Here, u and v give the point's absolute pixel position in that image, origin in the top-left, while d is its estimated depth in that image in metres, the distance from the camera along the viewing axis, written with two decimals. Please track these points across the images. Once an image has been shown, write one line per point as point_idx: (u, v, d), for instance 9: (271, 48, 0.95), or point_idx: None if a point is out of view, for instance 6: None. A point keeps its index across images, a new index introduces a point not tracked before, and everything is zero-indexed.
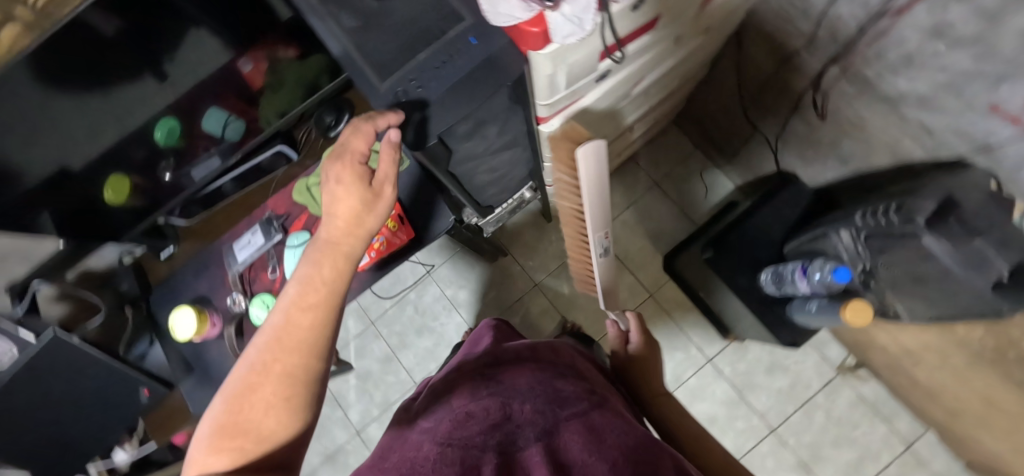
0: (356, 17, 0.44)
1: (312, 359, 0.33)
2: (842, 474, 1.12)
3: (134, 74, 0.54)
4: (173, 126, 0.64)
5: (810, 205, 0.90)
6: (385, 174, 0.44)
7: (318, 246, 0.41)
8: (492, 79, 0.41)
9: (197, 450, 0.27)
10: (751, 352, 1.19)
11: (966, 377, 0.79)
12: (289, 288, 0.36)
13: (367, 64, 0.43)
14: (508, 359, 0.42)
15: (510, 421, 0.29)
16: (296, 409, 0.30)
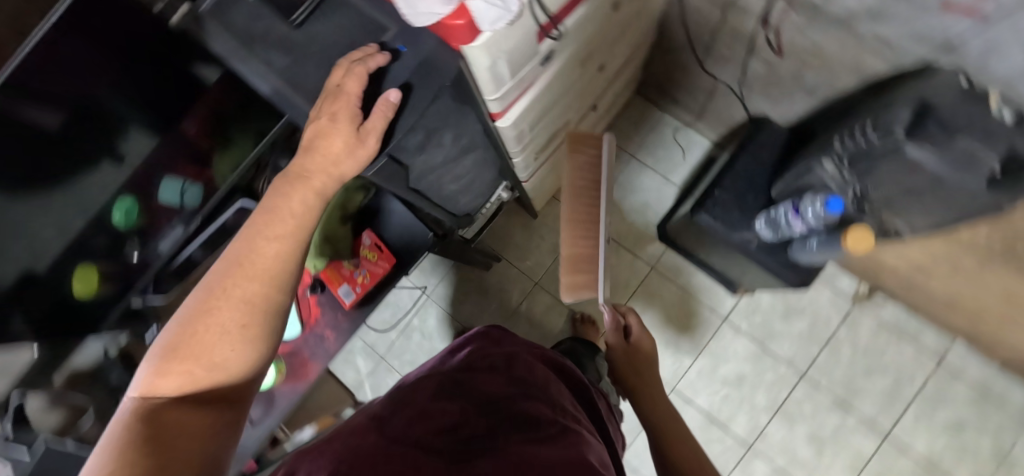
0: (280, 53, 0.42)
1: (270, 295, 0.35)
2: (881, 403, 1.10)
3: (82, 159, 0.51)
4: (130, 206, 0.60)
5: (788, 144, 0.88)
6: (374, 126, 0.39)
7: (283, 180, 0.41)
8: (429, 81, 0.39)
9: (155, 357, 0.31)
10: (764, 302, 1.17)
11: (981, 280, 0.77)
12: (253, 220, 0.38)
13: (302, 97, 0.42)
14: (481, 370, 0.39)
15: (463, 427, 0.26)
16: (249, 344, 0.33)
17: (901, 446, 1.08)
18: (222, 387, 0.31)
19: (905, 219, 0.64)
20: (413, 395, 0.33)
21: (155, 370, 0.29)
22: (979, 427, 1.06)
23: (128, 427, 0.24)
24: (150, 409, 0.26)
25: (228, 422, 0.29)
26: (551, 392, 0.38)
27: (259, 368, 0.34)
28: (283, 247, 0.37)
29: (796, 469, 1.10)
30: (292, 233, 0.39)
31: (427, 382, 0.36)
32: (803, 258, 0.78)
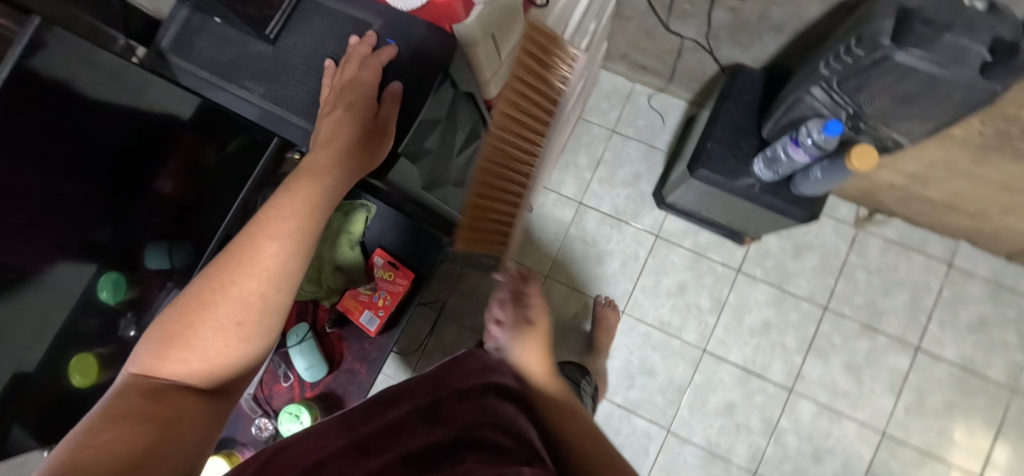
0: (261, 73, 0.45)
1: (274, 297, 0.36)
2: (905, 317, 1.12)
3: (66, 232, 0.44)
4: (119, 278, 0.53)
5: (766, 84, 0.89)
6: (388, 112, 0.41)
7: (299, 174, 0.40)
8: (423, 76, 0.42)
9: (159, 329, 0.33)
10: (772, 245, 1.18)
11: (978, 176, 0.79)
12: (266, 209, 0.38)
13: (294, 114, 0.45)
14: (461, 400, 0.40)
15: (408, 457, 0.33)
16: (244, 344, 0.35)
17: (933, 355, 1.10)
18: (214, 376, 0.34)
19: (901, 128, 0.64)
20: (387, 432, 0.35)
21: (159, 349, 0.32)
22: (1000, 321, 1.09)
23: (127, 403, 0.28)
24: (146, 392, 0.30)
25: (214, 413, 0.32)
26: (520, 421, 0.40)
27: (251, 360, 0.36)
28: (291, 249, 0.37)
29: (840, 402, 1.11)
30: (302, 233, 0.38)
31: (405, 413, 0.38)
32: (800, 190, 0.80)
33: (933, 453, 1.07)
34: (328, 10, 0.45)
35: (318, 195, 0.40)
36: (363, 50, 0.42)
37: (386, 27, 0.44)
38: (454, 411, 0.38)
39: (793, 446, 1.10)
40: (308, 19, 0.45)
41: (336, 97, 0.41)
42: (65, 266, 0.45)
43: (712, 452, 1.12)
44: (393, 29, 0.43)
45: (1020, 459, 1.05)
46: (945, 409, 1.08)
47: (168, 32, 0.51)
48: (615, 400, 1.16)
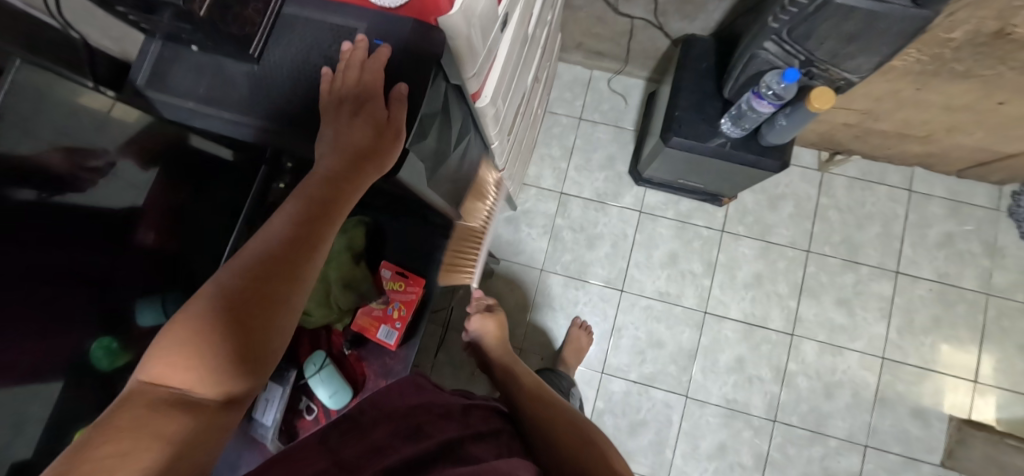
0: (250, 89, 0.44)
1: (286, 306, 0.34)
2: (880, 246, 1.19)
3: (61, 307, 0.39)
4: (113, 342, 0.47)
5: (718, 48, 0.94)
6: (396, 114, 0.39)
7: (316, 184, 0.38)
8: (416, 73, 0.40)
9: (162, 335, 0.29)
10: (749, 201, 1.23)
11: (922, 100, 0.86)
12: (283, 215, 0.36)
13: (288, 124, 0.44)
14: (432, 415, 0.50)
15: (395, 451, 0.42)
16: (254, 357, 0.31)
17: (911, 276, 1.17)
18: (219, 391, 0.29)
19: (850, 66, 0.69)
20: (366, 441, 0.45)
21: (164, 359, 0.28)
22: (963, 233, 1.18)
23: (124, 416, 0.25)
24: (148, 406, 0.26)
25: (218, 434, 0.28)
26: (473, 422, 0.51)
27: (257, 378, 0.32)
28: (308, 255, 0.36)
29: (837, 336, 1.16)
30: (319, 240, 0.37)
31: (382, 426, 0.47)
32: (767, 141, 0.84)
33: (929, 367, 1.14)
34: (306, 18, 0.44)
35: (336, 206, 0.39)
36: (359, 56, 0.40)
37: (373, 26, 0.42)
38: (427, 423, 0.48)
39: (805, 387, 1.15)
40: (290, 29, 0.44)
41: (341, 101, 0.39)
42: (56, 346, 0.40)
43: (732, 408, 1.15)
44: (379, 27, 0.41)
45: (1005, 356, 1.13)
46: (932, 324, 1.15)
47: (140, 67, 0.47)
48: (631, 378, 1.18)
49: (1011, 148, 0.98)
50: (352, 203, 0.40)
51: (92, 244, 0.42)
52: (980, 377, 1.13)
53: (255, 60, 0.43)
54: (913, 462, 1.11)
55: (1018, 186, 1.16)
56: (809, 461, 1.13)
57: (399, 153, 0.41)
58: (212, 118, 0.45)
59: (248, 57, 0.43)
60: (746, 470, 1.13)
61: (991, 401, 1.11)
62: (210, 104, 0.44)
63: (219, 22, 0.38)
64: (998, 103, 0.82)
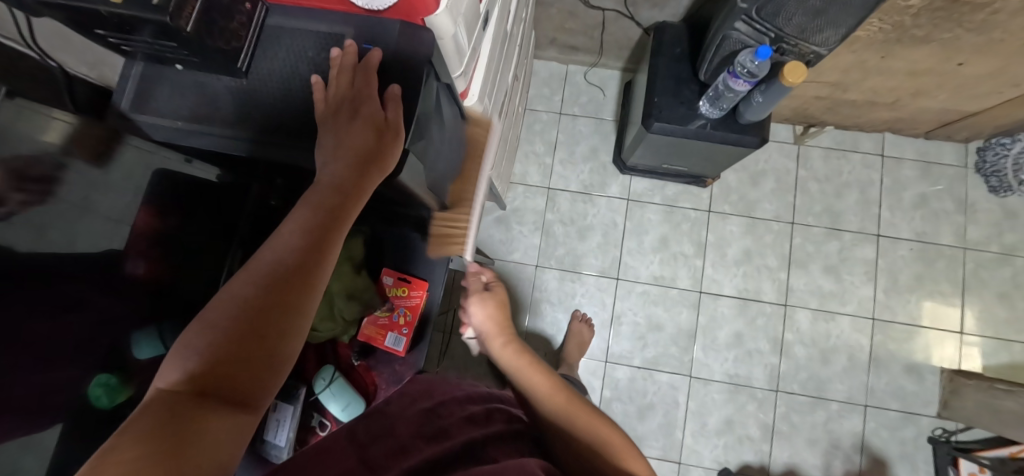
0: (240, 105, 0.44)
1: (300, 312, 0.35)
2: (860, 212, 1.23)
3: (61, 344, 0.39)
4: (112, 378, 0.46)
5: (689, 32, 0.96)
6: (394, 119, 0.40)
7: (322, 190, 0.39)
8: (407, 76, 0.42)
9: (184, 343, 0.31)
10: (732, 180, 1.26)
11: (887, 68, 0.90)
12: (293, 223, 0.37)
13: (282, 136, 0.44)
14: (457, 419, 0.50)
15: (413, 448, 0.43)
16: (272, 361, 0.33)
17: (892, 238, 1.22)
18: (242, 395, 0.31)
19: (818, 40, 0.72)
20: (393, 439, 0.46)
21: (189, 365, 0.30)
22: (936, 193, 1.22)
23: (147, 420, 0.25)
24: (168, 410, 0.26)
25: (243, 437, 0.29)
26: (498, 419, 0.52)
27: (277, 382, 0.34)
28: (318, 262, 0.37)
29: (828, 302, 1.20)
30: (328, 247, 0.38)
31: (408, 424, 0.49)
32: (745, 118, 0.87)
33: (917, 324, 1.18)
34: (291, 27, 0.44)
35: (342, 212, 0.39)
36: (349, 62, 0.41)
37: (361, 31, 0.42)
38: (453, 426, 0.48)
39: (803, 355, 1.18)
40: (274, 41, 0.44)
41: (336, 108, 0.40)
42: (62, 386, 0.40)
43: (735, 383, 1.18)
44: (366, 32, 0.42)
45: (986, 306, 1.18)
46: (915, 282, 1.20)
47: (123, 91, 0.46)
48: (635, 364, 1.20)
49: (973, 106, 1.03)
50: (359, 208, 0.41)
51: (84, 284, 0.41)
52: (965, 329, 1.17)
53: (243, 74, 0.43)
54: (911, 416, 1.15)
55: (981, 142, 1.21)
56: (814, 426, 1.16)
57: (400, 155, 0.42)
58: (204, 137, 0.45)
59: (236, 72, 0.43)
60: (755, 442, 1.15)
61: (977, 351, 1.16)
62: (199, 123, 0.44)
63: (206, 37, 0.37)
64: (958, 65, 0.86)
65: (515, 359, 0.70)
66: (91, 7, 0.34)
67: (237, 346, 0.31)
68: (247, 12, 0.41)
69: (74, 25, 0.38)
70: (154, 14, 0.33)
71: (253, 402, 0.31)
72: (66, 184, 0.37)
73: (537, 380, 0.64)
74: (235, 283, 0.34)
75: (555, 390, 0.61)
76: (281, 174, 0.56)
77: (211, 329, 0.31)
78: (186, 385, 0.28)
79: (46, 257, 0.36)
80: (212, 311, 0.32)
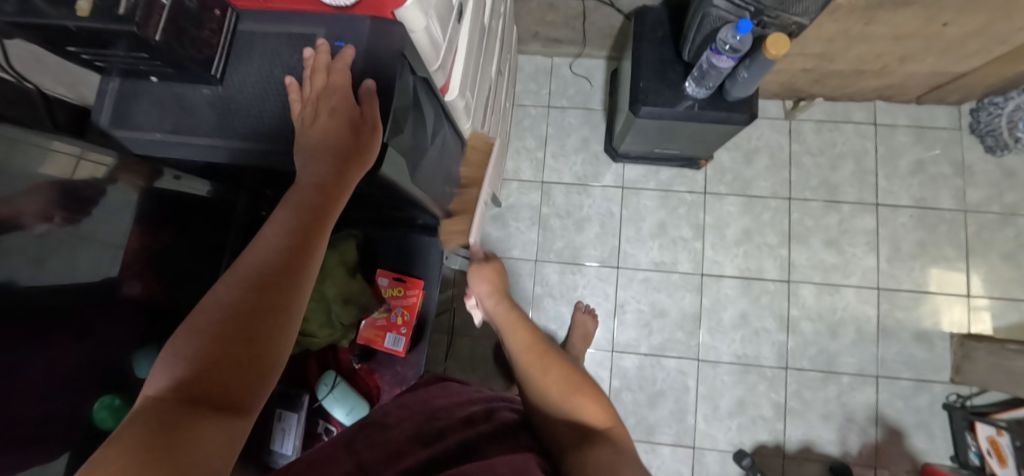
0: (218, 113, 0.44)
1: (287, 313, 0.35)
2: (857, 183, 1.22)
3: (65, 370, 0.39)
4: (115, 399, 0.45)
5: (670, 14, 0.95)
6: (370, 114, 0.40)
7: (303, 190, 0.39)
8: (384, 71, 0.42)
9: (172, 350, 0.30)
10: (726, 160, 1.25)
11: (872, 35, 0.89)
12: (276, 223, 0.37)
13: (262, 141, 0.44)
14: (455, 421, 0.49)
15: (406, 451, 0.44)
16: (261, 363, 0.32)
17: (892, 206, 1.21)
18: (233, 400, 0.30)
19: (797, 10, 0.71)
20: (387, 443, 0.46)
21: (176, 372, 0.29)
22: (932, 158, 1.21)
23: (133, 429, 0.25)
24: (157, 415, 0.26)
25: (234, 442, 0.29)
26: (499, 416, 0.52)
27: (267, 385, 0.33)
28: (303, 262, 0.36)
29: (831, 275, 1.19)
30: (314, 247, 0.38)
31: (404, 428, 0.49)
32: (732, 95, 0.86)
33: (923, 290, 1.17)
34: (263, 32, 0.44)
35: (326, 210, 0.39)
36: (323, 60, 0.41)
37: (333, 29, 0.42)
38: (451, 427, 0.48)
39: (810, 330, 1.17)
40: (248, 46, 0.44)
41: (315, 108, 0.40)
42: (67, 410, 0.40)
43: (744, 363, 1.17)
44: (338, 30, 0.42)
45: (992, 267, 1.17)
46: (918, 248, 1.19)
47: (100, 109, 0.46)
48: (642, 351, 1.19)
49: (961, 67, 1.02)
50: (343, 206, 0.41)
51: (84, 308, 0.42)
52: (972, 292, 1.16)
53: (218, 82, 0.44)
54: (925, 384, 1.14)
55: (975, 103, 1.20)
56: (827, 401, 1.15)
57: (380, 150, 0.41)
58: (182, 146, 0.45)
59: (211, 80, 0.43)
60: (768, 422, 1.14)
61: (986, 314, 1.15)
62: (179, 135, 0.44)
63: (176, 45, 0.37)
64: (943, 25, 0.85)
65: (507, 318, 0.71)
66: (59, 24, 0.34)
67: (227, 350, 0.31)
68: (217, 19, 0.41)
69: (46, 43, 0.38)
70: (123, 25, 0.32)
71: (245, 406, 0.31)
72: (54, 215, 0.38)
73: (521, 339, 0.66)
74: (221, 287, 0.34)
75: (534, 349, 0.65)
76: (266, 182, 0.56)
77: (199, 334, 0.31)
78: (172, 393, 0.28)
79: (38, 292, 0.36)
80: (198, 316, 0.32)
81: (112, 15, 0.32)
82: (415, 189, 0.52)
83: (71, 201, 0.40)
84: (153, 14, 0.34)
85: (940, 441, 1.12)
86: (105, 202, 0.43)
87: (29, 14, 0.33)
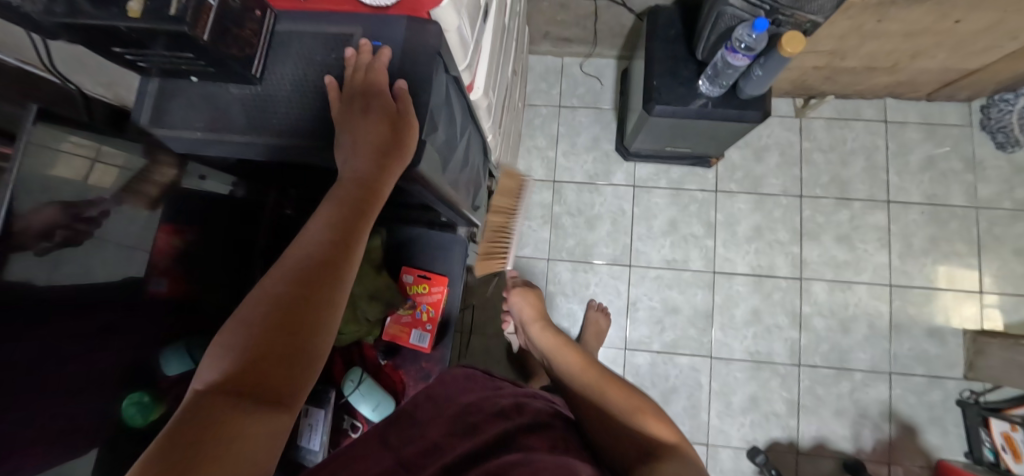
0: (257, 112, 0.45)
1: (329, 308, 0.35)
2: (868, 180, 1.23)
3: (88, 369, 0.40)
4: (144, 396, 0.46)
5: (682, 14, 0.96)
6: (406, 113, 0.41)
7: (344, 186, 0.40)
8: (420, 68, 0.43)
9: (222, 343, 0.32)
10: (736, 158, 1.26)
11: (884, 31, 0.90)
12: (320, 219, 0.38)
13: (299, 138, 0.45)
14: (487, 415, 0.50)
15: (442, 447, 0.45)
16: (304, 357, 0.33)
17: (902, 203, 1.21)
18: (278, 393, 0.31)
19: (813, 8, 0.70)
20: (423, 440, 0.47)
21: (224, 365, 0.30)
22: (943, 154, 1.22)
23: (187, 418, 0.26)
24: (209, 404, 0.27)
25: (277, 434, 0.30)
26: (530, 407, 0.53)
27: (310, 376, 0.34)
28: (345, 257, 0.37)
29: (842, 272, 1.20)
30: (353, 242, 0.38)
31: (436, 425, 0.49)
32: (745, 93, 0.87)
33: (934, 287, 1.18)
34: (300, 31, 0.45)
35: (366, 206, 0.40)
36: (363, 59, 0.42)
37: (370, 28, 0.44)
38: (482, 422, 0.48)
39: (822, 327, 1.18)
40: (284, 46, 0.45)
41: (352, 106, 0.41)
42: (89, 409, 0.40)
43: (757, 360, 1.17)
44: (375, 30, 0.43)
45: (1004, 263, 1.17)
46: (929, 244, 1.19)
47: (139, 108, 0.47)
48: (654, 349, 1.19)
49: (972, 64, 1.02)
50: (381, 203, 0.41)
51: (109, 309, 0.42)
52: (984, 288, 1.16)
53: (257, 81, 0.45)
54: (937, 380, 1.14)
55: (984, 100, 1.21)
56: (840, 397, 1.15)
57: (416, 145, 0.42)
58: (220, 145, 0.46)
59: (250, 79, 0.44)
60: (781, 418, 1.15)
61: (998, 310, 1.15)
62: (218, 133, 0.45)
63: (220, 45, 0.38)
64: (955, 22, 0.86)
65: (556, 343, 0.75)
66: (107, 24, 0.34)
67: (271, 344, 0.31)
68: (257, 19, 0.42)
69: (89, 44, 0.39)
70: (175, 25, 0.33)
71: (288, 399, 0.32)
72: (73, 213, 0.37)
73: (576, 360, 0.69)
74: (267, 281, 0.35)
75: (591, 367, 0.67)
76: (295, 179, 0.57)
77: (245, 328, 0.32)
78: (221, 384, 0.29)
79: (46, 299, 0.35)
80: (248, 309, 0.33)
81: (164, 14, 0.33)
82: (443, 187, 0.53)
83: (84, 203, 0.38)
84: (202, 15, 0.35)
85: (953, 437, 1.12)
86: (118, 207, 0.42)
87: (75, 15, 0.34)
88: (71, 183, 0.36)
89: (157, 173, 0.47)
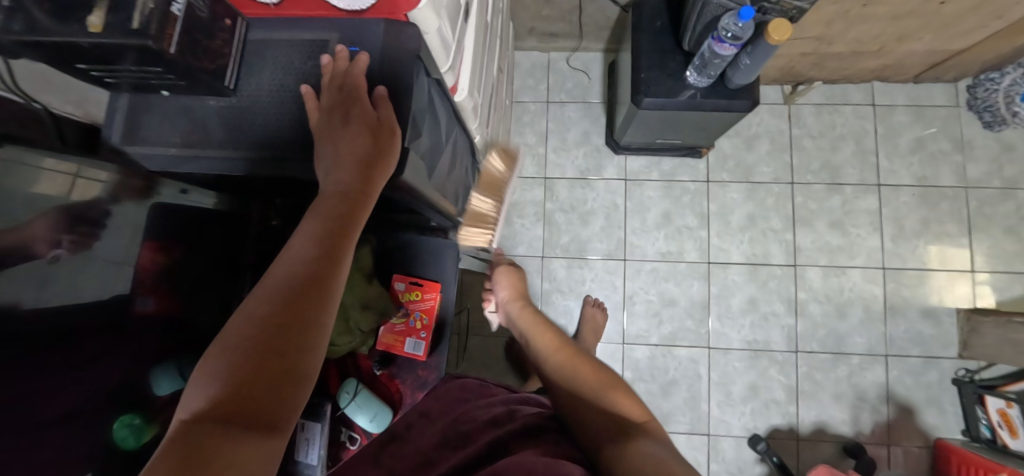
0: (234, 124, 0.44)
1: (318, 325, 0.34)
2: (858, 164, 1.23)
3: (83, 393, 0.39)
4: (135, 418, 0.45)
5: (668, 4, 0.95)
6: (388, 122, 0.40)
7: (328, 200, 0.39)
8: (400, 73, 0.42)
9: (206, 368, 0.30)
10: (727, 147, 1.25)
11: (871, 15, 0.89)
12: (303, 235, 0.37)
13: (280, 150, 0.44)
14: (481, 423, 0.50)
15: (433, 460, 0.45)
16: (295, 377, 0.32)
17: (893, 186, 1.22)
18: (270, 416, 0.30)
19: None
20: (417, 455, 0.47)
21: (210, 393, 0.29)
22: (931, 136, 1.22)
23: (172, 447, 0.25)
24: (196, 433, 0.26)
25: (270, 460, 0.29)
26: (517, 411, 0.53)
27: (302, 397, 0.33)
28: (332, 273, 0.36)
29: (836, 257, 1.20)
30: (341, 256, 0.37)
31: (429, 437, 0.49)
32: (734, 83, 0.86)
33: (926, 268, 1.18)
34: (273, 40, 0.44)
35: (352, 219, 0.39)
36: (341, 67, 0.41)
37: (346, 34, 0.42)
38: (476, 431, 0.48)
39: (817, 312, 1.18)
40: (258, 56, 0.44)
41: (334, 116, 0.40)
42: (81, 438, 0.39)
43: (755, 349, 1.18)
44: (351, 35, 0.42)
45: (994, 242, 1.18)
46: (921, 226, 1.20)
47: (111, 126, 0.46)
48: (652, 342, 1.19)
49: (958, 44, 1.02)
50: (367, 215, 0.40)
51: (101, 333, 0.41)
52: (976, 267, 1.17)
53: (231, 93, 0.43)
54: (933, 361, 1.15)
55: (970, 80, 1.21)
56: (839, 382, 1.16)
57: (399, 153, 0.41)
58: (199, 160, 0.45)
59: (224, 91, 0.43)
60: (781, 405, 1.15)
61: (990, 288, 1.16)
62: (197, 148, 0.44)
63: (191, 56, 0.36)
64: (941, 3, 0.85)
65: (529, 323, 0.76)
66: (69, 41, 0.32)
67: (258, 366, 0.30)
68: (228, 28, 0.41)
69: (53, 62, 0.37)
70: (139, 39, 0.31)
71: (280, 423, 0.30)
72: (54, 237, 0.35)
73: (546, 343, 0.70)
74: (251, 301, 0.34)
75: (561, 348, 0.68)
76: (279, 190, 0.56)
77: (232, 351, 0.31)
78: (208, 411, 0.28)
79: (42, 322, 0.34)
80: (232, 331, 0.32)
81: (126, 28, 0.31)
82: (429, 190, 0.53)
83: (60, 227, 0.36)
84: (167, 27, 0.33)
85: (950, 416, 1.13)
86: (99, 227, 0.40)
87: (29, 32, 0.32)
88: (51, 197, 0.36)
89: (135, 189, 0.45)
